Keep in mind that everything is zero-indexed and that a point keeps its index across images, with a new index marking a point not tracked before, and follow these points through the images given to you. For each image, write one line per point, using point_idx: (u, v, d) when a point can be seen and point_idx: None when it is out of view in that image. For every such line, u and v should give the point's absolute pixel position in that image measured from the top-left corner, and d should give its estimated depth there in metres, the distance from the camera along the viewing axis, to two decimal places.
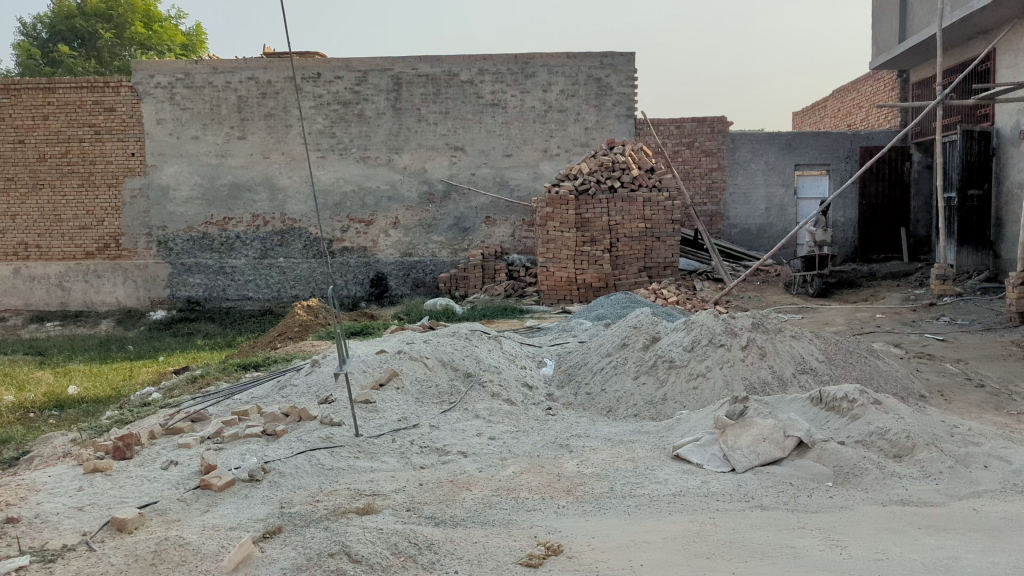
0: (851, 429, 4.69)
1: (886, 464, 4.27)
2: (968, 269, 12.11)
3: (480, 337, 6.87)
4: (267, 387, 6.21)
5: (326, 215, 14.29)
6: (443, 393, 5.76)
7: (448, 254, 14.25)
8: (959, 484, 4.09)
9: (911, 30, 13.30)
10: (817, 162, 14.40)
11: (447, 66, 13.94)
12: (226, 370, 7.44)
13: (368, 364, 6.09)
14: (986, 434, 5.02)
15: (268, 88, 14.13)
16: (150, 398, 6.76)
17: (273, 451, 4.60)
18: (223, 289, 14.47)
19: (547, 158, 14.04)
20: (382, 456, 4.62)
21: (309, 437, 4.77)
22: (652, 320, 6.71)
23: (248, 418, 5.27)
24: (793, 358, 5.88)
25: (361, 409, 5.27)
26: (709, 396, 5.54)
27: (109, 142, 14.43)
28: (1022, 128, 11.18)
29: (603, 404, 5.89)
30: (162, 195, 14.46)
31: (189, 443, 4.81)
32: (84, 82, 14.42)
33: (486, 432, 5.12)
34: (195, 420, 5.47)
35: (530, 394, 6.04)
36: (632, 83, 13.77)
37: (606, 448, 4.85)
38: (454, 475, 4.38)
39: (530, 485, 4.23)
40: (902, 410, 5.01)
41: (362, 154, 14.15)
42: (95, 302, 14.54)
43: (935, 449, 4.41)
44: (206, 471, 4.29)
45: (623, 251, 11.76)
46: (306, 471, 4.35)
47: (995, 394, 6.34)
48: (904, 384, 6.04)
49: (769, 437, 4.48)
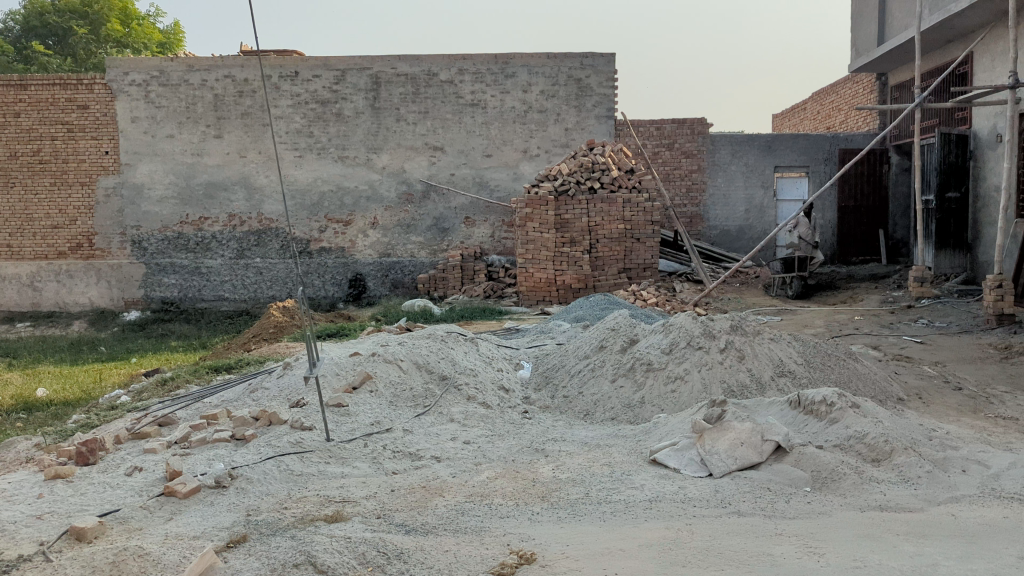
0: (829, 433, 4.64)
1: (865, 469, 4.22)
2: (946, 271, 12.16)
3: (456, 339, 6.77)
4: (237, 390, 6.09)
5: (303, 215, 14.14)
6: (418, 396, 5.67)
7: (427, 254, 14.12)
8: (937, 489, 4.05)
9: (889, 32, 13.34)
10: (796, 164, 14.42)
11: (426, 65, 13.85)
12: (198, 373, 7.30)
13: (341, 366, 5.98)
14: (964, 438, 5.00)
15: (245, 86, 13.96)
16: (119, 402, 6.63)
17: (241, 456, 4.49)
18: (198, 289, 14.28)
19: (527, 159, 13.96)
20: (353, 462, 4.51)
21: (278, 442, 4.66)
22: (630, 322, 6.65)
23: (217, 422, 5.15)
24: (772, 361, 5.83)
25: (333, 413, 5.17)
26: (687, 400, 5.48)
27: (82, 140, 14.21)
28: (999, 131, 11.23)
29: (580, 407, 5.82)
30: (136, 194, 14.25)
31: (155, 448, 4.69)
32: (57, 79, 14.18)
33: (460, 436, 5.04)
34: (163, 425, 5.34)
35: (507, 397, 5.96)
36: (612, 84, 13.73)
37: (582, 452, 4.78)
38: (427, 481, 4.28)
39: (504, 490, 4.15)
40: (881, 413, 4.97)
41: (341, 154, 14.02)
42: (68, 303, 14.31)
43: (913, 454, 4.36)
44: (171, 477, 4.17)
45: (602, 252, 11.70)
46: (274, 477, 4.24)
47: (973, 397, 6.33)
48: (883, 387, 6.00)
49: (746, 442, 4.42)
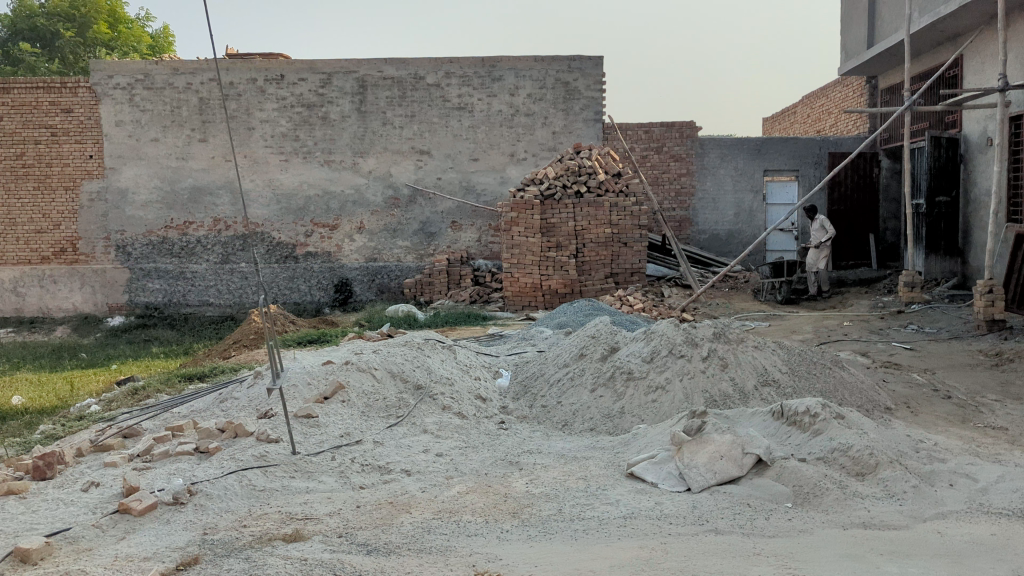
0: (813, 445, 4.49)
1: (848, 483, 4.07)
2: (937, 276, 12.06)
3: (433, 346, 6.61)
4: (207, 399, 5.92)
5: (288, 219, 13.97)
6: (391, 406, 5.51)
7: (414, 259, 13.94)
8: (923, 505, 3.91)
9: (879, 35, 13.25)
10: (786, 168, 14.32)
11: (413, 68, 13.70)
12: (169, 382, 7.09)
13: (312, 375, 5.81)
14: (952, 450, 4.86)
15: (230, 90, 13.80)
16: (88, 412, 6.43)
17: (202, 471, 4.32)
18: (183, 294, 14.07)
19: (514, 163, 13.82)
20: (319, 476, 4.35)
21: (242, 455, 4.49)
22: (611, 329, 6.50)
23: (182, 433, 4.97)
24: (756, 370, 5.68)
25: (301, 425, 5.00)
26: (667, 410, 5.34)
27: (66, 144, 14.02)
28: (990, 135, 11.12)
29: (559, 417, 5.66)
30: (120, 199, 14.07)
31: (115, 462, 4.51)
32: (41, 82, 13.98)
33: (433, 448, 4.88)
34: (127, 436, 5.17)
35: (484, 407, 5.80)
36: (600, 88, 13.60)
37: (558, 466, 4.62)
38: (394, 496, 4.12)
39: (474, 506, 3.99)
40: (866, 424, 4.83)
41: (326, 158, 13.86)
42: (51, 308, 14.05)
43: (899, 467, 4.22)
44: (127, 493, 3.99)
45: (589, 257, 11.57)
46: (235, 492, 4.06)
47: (962, 406, 6.20)
48: (869, 396, 5.86)
49: (726, 455, 4.28)
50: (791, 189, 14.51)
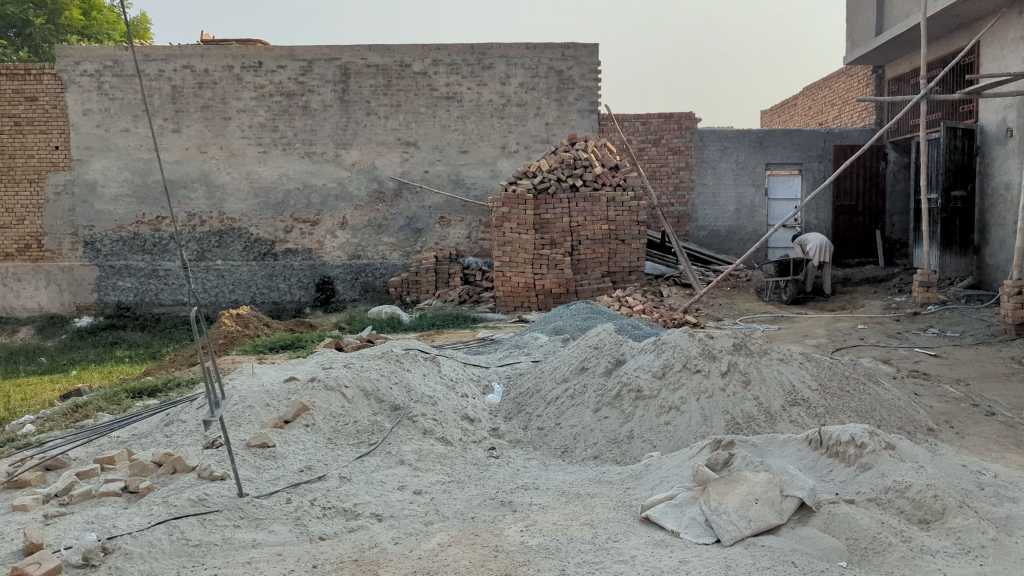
0: (860, 482, 3.76)
1: (912, 535, 3.33)
2: (952, 275, 11.35)
3: (413, 358, 5.85)
4: (151, 423, 5.16)
5: (267, 214, 13.17)
6: (362, 432, 4.76)
7: (399, 255, 13.17)
8: (1007, 564, 3.16)
9: (888, 22, 12.54)
10: (788, 161, 13.62)
11: (399, 55, 12.91)
12: (114, 398, 6.30)
13: (271, 396, 5.06)
14: (1018, 484, 4.15)
15: (205, 77, 12.97)
16: (17, 433, 5.60)
17: (126, 520, 3.53)
18: (155, 293, 13.26)
19: (505, 155, 13.07)
20: (269, 525, 3.58)
21: (177, 499, 3.70)
22: (616, 339, 5.79)
23: (113, 466, 4.22)
24: (783, 387, 4.96)
25: (254, 457, 4.25)
26: (684, 435, 4.61)
27: (30, 134, 13.20)
28: (1011, 125, 10.40)
29: (557, 443, 4.93)
30: (89, 192, 13.21)
31: (25, 505, 3.75)
32: (4, 69, 13.19)
33: (411, 484, 4.14)
34: (49, 469, 4.42)
35: (471, 431, 5.06)
36: (595, 76, 12.87)
37: (558, 507, 3.88)
38: (360, 552, 3.36)
39: (460, 563, 3.25)
40: (920, 456, 4.10)
41: (307, 149, 13.07)
42: (15, 308, 13.27)
43: (970, 513, 3.47)
44: (28, 552, 3.23)
45: (584, 254, 10.83)
46: (161, 551, 3.28)
47: (1010, 425, 5.48)
48: (909, 416, 5.16)
49: (762, 498, 3.53)
50: (793, 184, 13.92)
